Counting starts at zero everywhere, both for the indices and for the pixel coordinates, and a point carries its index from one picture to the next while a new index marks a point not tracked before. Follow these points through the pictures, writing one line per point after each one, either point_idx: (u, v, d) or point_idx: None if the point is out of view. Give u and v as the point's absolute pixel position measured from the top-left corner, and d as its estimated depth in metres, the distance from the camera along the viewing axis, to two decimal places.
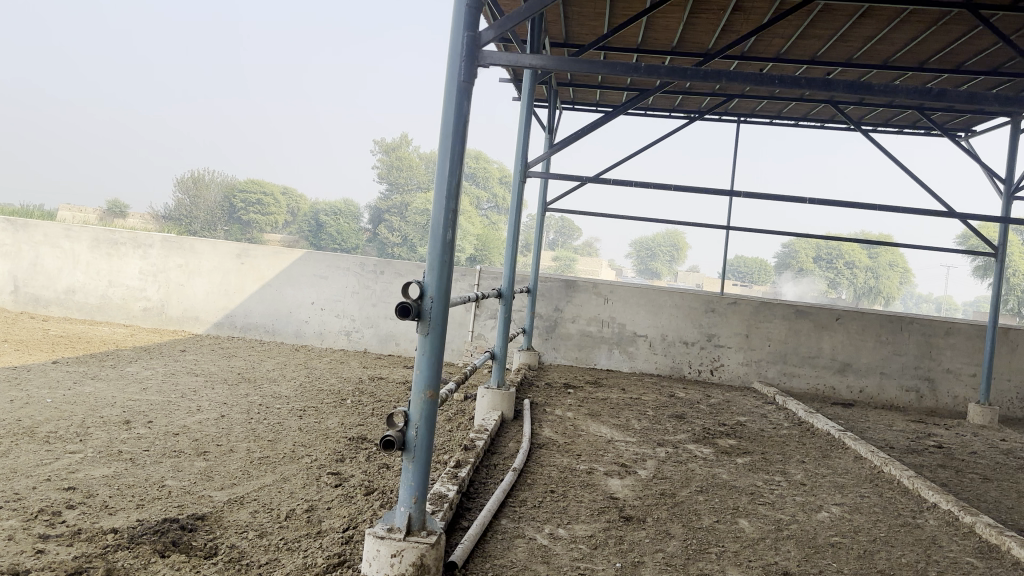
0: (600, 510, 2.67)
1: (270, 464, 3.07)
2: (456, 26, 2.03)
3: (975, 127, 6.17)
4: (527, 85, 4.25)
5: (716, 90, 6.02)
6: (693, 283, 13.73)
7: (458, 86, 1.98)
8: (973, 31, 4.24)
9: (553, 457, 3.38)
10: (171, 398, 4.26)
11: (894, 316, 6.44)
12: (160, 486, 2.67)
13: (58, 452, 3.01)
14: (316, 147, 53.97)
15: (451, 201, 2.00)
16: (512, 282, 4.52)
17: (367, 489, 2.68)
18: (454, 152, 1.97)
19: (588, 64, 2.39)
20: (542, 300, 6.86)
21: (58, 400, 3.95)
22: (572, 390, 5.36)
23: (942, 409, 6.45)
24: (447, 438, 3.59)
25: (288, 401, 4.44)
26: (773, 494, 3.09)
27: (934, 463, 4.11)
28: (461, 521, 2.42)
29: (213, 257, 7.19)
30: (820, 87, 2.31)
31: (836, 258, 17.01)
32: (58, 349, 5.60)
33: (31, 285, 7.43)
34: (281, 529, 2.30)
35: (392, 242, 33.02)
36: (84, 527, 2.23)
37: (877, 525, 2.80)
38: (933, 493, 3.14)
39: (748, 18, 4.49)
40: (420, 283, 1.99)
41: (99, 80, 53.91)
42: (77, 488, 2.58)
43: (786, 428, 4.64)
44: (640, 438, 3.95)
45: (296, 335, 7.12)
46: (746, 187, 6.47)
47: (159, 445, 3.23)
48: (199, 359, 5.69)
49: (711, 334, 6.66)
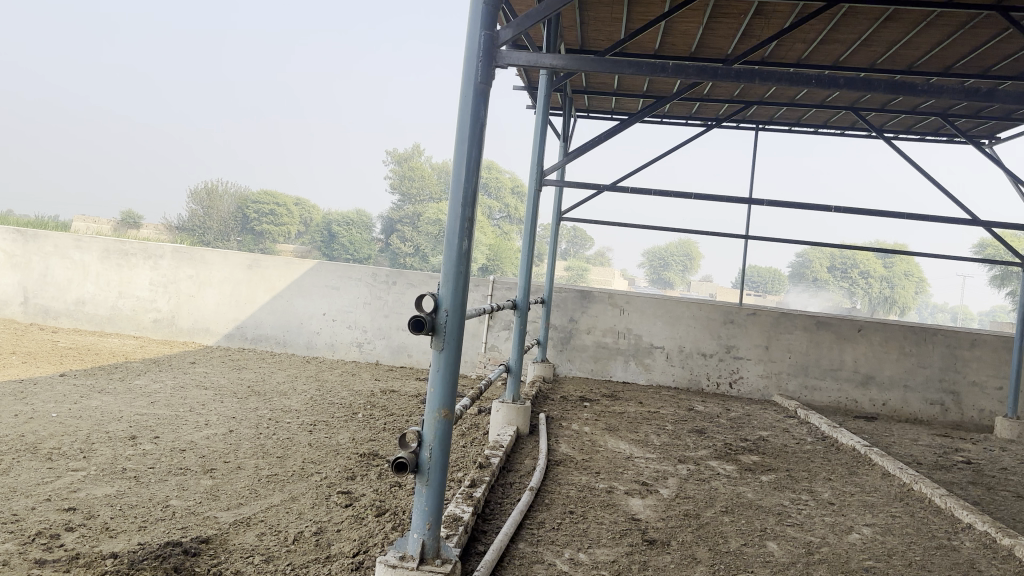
0: (623, 533, 2.55)
1: (279, 482, 2.98)
2: (472, 25, 1.94)
3: (1000, 134, 5.99)
4: (542, 93, 4.13)
5: (734, 97, 5.92)
6: (706, 293, 13.69)
7: (475, 88, 1.87)
8: (1003, 33, 4.08)
9: (571, 476, 3.25)
10: (179, 413, 4.17)
11: (917, 327, 6.26)
12: (164, 506, 2.58)
13: (61, 470, 2.93)
14: (328, 157, 54.78)
15: (466, 209, 1.90)
16: (526, 293, 4.36)
17: (378, 509, 2.57)
18: (470, 159, 1.87)
19: (606, 64, 2.30)
20: (557, 311, 6.72)
21: (62, 415, 3.87)
22: (588, 403, 5.23)
23: (968, 422, 6.24)
24: (460, 455, 3.46)
25: (297, 415, 4.34)
26: (800, 515, 2.95)
27: (965, 480, 3.94)
28: (477, 545, 2.30)
29: (223, 268, 7.14)
30: (859, 86, 2.18)
31: (851, 267, 17.17)
32: (66, 361, 5.54)
33: (40, 296, 7.41)
34: (289, 553, 2.20)
35: (405, 252, 33.18)
36: (82, 551, 2.14)
37: (911, 548, 2.65)
38: (968, 513, 2.97)
39: (769, 22, 4.38)
40: (434, 296, 1.89)
41: (119, 91, 54.71)
42: (78, 509, 2.49)
43: (810, 443, 4.49)
44: (660, 454, 3.81)
45: (307, 346, 7.05)
46: (765, 196, 6.34)
47: (163, 463, 3.14)
48: (208, 372, 5.60)
49: (730, 345, 6.51)
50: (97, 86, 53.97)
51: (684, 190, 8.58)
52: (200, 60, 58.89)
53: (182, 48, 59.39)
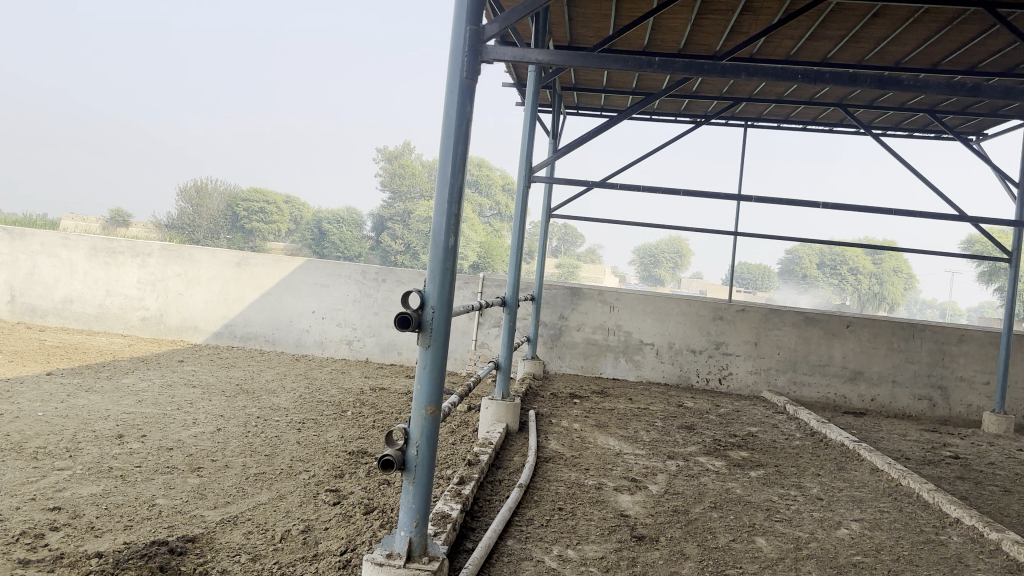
0: (611, 529, 2.55)
1: (266, 480, 2.96)
2: (458, 19, 1.93)
3: (988, 130, 6.04)
4: (530, 88, 4.11)
5: (724, 94, 5.92)
6: (698, 290, 13.78)
7: (461, 84, 1.87)
8: (990, 30, 4.11)
9: (560, 472, 3.25)
10: (166, 411, 4.13)
11: (905, 323, 6.30)
12: (150, 505, 2.56)
13: (46, 469, 2.90)
14: (319, 156, 54.56)
15: (453, 206, 1.88)
16: (515, 289, 4.34)
17: (366, 508, 2.55)
18: (456, 156, 1.86)
19: (593, 60, 2.28)
20: (547, 308, 6.72)
21: (49, 414, 3.83)
22: (578, 400, 5.23)
23: (955, 417, 6.29)
24: (449, 452, 3.46)
25: (287, 414, 4.31)
26: (789, 510, 2.96)
27: (952, 475, 3.97)
28: (465, 543, 2.29)
29: (212, 266, 7.09)
30: (847, 82, 2.19)
31: (841, 264, 17.33)
32: (52, 360, 5.48)
33: (27, 295, 7.33)
34: (276, 552, 2.18)
35: (396, 250, 33.02)
36: (67, 551, 2.11)
37: (899, 543, 2.66)
38: (955, 507, 3.00)
39: (758, 18, 4.39)
40: (420, 293, 1.88)
41: (108, 89, 54.17)
42: (62, 509, 2.46)
43: (799, 439, 4.51)
44: (649, 451, 3.82)
45: (297, 344, 7.01)
46: (754, 193, 6.37)
47: (150, 461, 3.11)
48: (197, 370, 5.56)
49: (719, 341, 6.54)
50: (86, 84, 53.46)
51: (674, 188, 8.60)
52: (192, 59, 58.40)
53: (171, 46, 58.80)
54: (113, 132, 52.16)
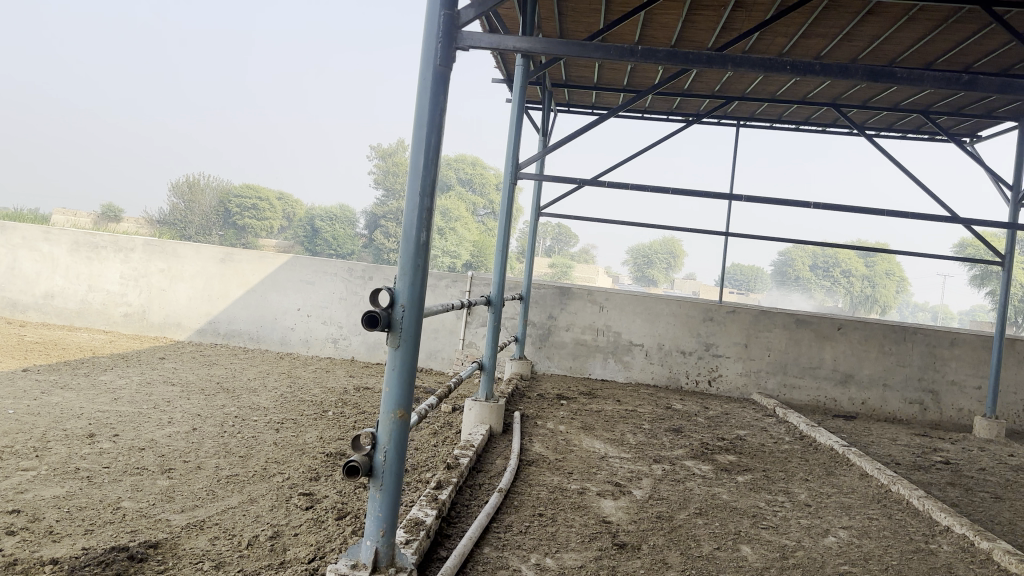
0: (592, 536, 2.47)
1: (238, 483, 2.86)
2: (432, 4, 1.84)
3: (980, 132, 6.01)
4: (518, 80, 4.00)
5: (716, 92, 5.85)
6: (689, 292, 14.16)
7: (435, 71, 1.78)
8: (986, 29, 4.04)
9: (542, 476, 3.17)
10: (142, 409, 4.03)
11: (898, 326, 6.25)
12: (114, 508, 2.46)
13: (9, 470, 2.79)
14: (314, 151, 54.44)
15: (425, 199, 1.79)
16: (501, 287, 4.22)
17: (339, 512, 2.47)
18: (429, 145, 1.77)
19: (578, 48, 2.21)
20: (536, 307, 6.64)
21: (21, 411, 3.73)
22: (565, 401, 5.14)
23: (946, 421, 6.26)
24: (429, 455, 3.37)
25: (265, 414, 4.20)
26: (776, 517, 2.89)
27: (943, 481, 3.91)
28: (438, 550, 2.21)
29: (196, 262, 6.97)
30: (837, 73, 2.14)
31: (833, 266, 17.04)
32: (29, 356, 5.36)
33: (8, 290, 7.21)
34: (240, 559, 2.09)
35: (388, 248, 32.46)
36: (20, 557, 2.01)
37: (888, 552, 2.59)
38: (946, 516, 2.93)
39: (750, 15, 4.32)
40: (390, 290, 1.79)
41: (103, 85, 53.73)
42: (22, 512, 2.36)
43: (788, 443, 4.43)
44: (635, 454, 3.73)
45: (281, 342, 6.91)
46: (747, 192, 6.29)
47: (120, 462, 3.01)
48: (177, 368, 5.45)
49: (709, 343, 6.47)
50: (80, 79, 53.27)
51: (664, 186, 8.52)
52: (190, 55, 57.88)
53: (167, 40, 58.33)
54: (103, 126, 51.79)
